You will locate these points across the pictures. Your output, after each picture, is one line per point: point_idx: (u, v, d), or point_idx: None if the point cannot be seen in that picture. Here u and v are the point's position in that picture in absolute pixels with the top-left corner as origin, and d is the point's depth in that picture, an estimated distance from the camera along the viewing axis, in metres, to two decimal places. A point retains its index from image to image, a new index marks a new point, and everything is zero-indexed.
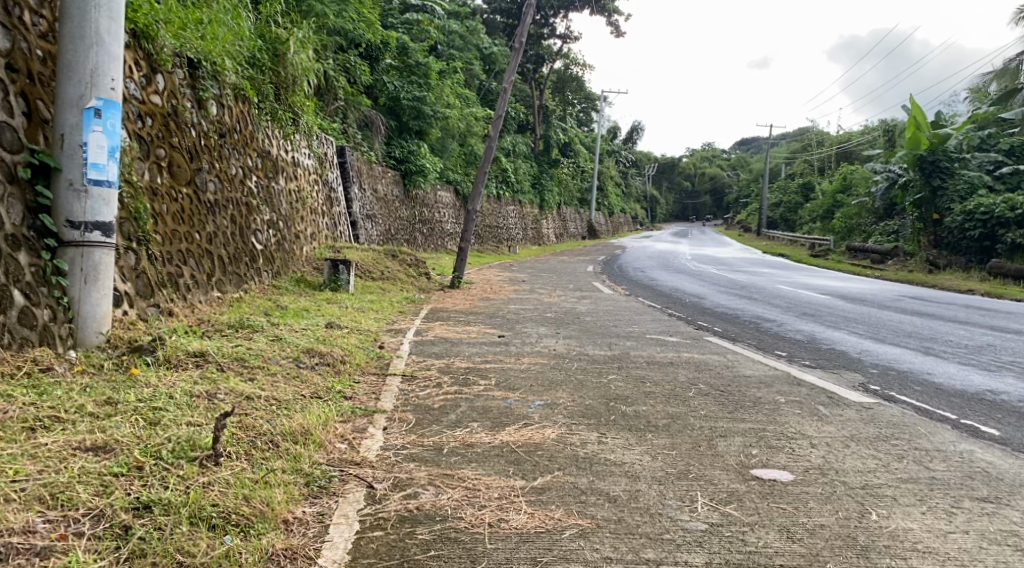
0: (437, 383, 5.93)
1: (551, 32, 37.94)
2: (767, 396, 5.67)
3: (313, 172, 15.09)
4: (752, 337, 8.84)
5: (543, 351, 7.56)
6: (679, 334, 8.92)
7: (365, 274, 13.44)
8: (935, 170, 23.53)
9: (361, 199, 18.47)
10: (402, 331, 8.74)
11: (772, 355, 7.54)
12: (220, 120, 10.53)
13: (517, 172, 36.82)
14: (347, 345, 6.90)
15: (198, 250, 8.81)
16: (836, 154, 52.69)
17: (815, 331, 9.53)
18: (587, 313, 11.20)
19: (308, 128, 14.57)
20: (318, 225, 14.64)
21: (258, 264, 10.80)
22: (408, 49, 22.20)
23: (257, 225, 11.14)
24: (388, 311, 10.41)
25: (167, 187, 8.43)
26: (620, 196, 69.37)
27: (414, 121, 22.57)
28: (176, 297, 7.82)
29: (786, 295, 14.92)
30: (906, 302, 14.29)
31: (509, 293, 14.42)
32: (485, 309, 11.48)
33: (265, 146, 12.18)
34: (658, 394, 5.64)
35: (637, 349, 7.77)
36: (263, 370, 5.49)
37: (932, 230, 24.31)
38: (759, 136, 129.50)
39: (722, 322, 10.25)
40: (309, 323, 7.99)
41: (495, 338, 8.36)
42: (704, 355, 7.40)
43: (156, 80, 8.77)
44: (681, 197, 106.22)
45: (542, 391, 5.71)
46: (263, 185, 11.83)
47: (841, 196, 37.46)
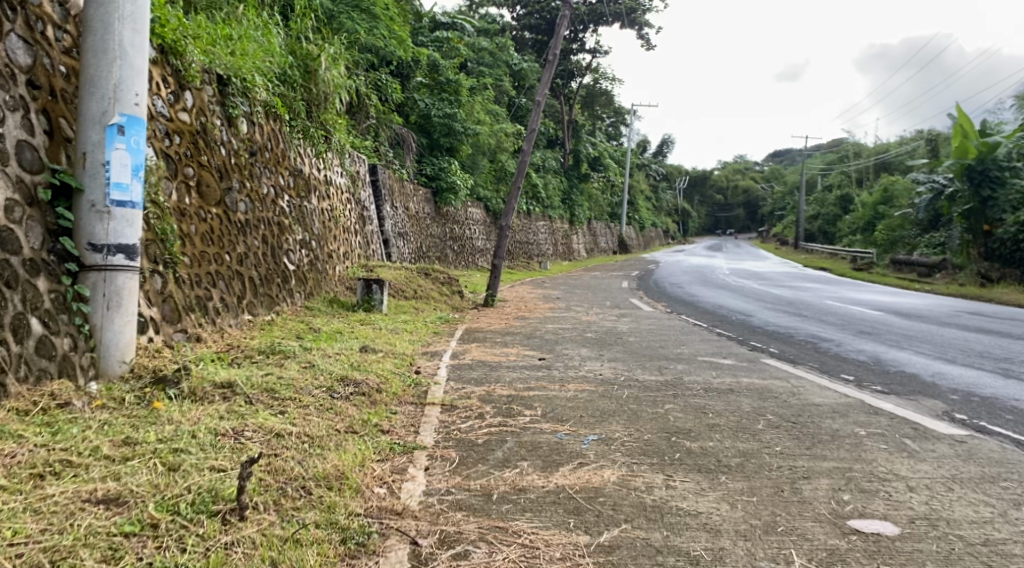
0: (480, 413, 5.49)
1: (580, 47, 37.69)
2: (844, 429, 5.15)
3: (345, 190, 14.82)
4: (811, 360, 8.29)
5: (589, 376, 7.10)
6: (733, 357, 8.39)
7: (398, 294, 13.07)
8: (983, 179, 22.69)
9: (393, 217, 18.19)
10: (439, 354, 8.33)
11: (838, 380, 7.02)
12: (251, 138, 10.27)
13: (547, 188, 36.45)
14: (383, 371, 6.49)
15: (228, 272, 8.50)
16: (874, 165, 51.58)
17: (877, 352, 8.95)
18: (630, 333, 10.71)
19: (340, 146, 14.31)
20: (350, 243, 14.35)
21: (291, 286, 10.50)
22: (439, 66, 22.02)
23: (289, 245, 10.84)
24: (423, 333, 10.00)
25: (196, 207, 8.14)
26: (650, 211, 68.73)
27: (445, 137, 22.28)
28: (205, 321, 7.51)
29: (837, 311, 14.28)
30: (964, 317, 13.59)
31: (546, 311, 13.97)
32: (523, 329, 11.05)
33: (297, 164, 11.91)
34: (724, 427, 5.16)
35: (690, 373, 7.28)
36: (294, 401, 5.10)
37: (981, 242, 23.44)
38: (791, 150, 128.11)
39: (776, 343, 9.70)
40: (342, 347, 7.61)
41: (536, 361, 7.90)
42: (765, 380, 6.89)
43: (184, 97, 8.51)
44: (712, 211, 105.16)
45: (594, 422, 5.25)
46: (295, 205, 11.55)
47: (881, 207, 36.52)
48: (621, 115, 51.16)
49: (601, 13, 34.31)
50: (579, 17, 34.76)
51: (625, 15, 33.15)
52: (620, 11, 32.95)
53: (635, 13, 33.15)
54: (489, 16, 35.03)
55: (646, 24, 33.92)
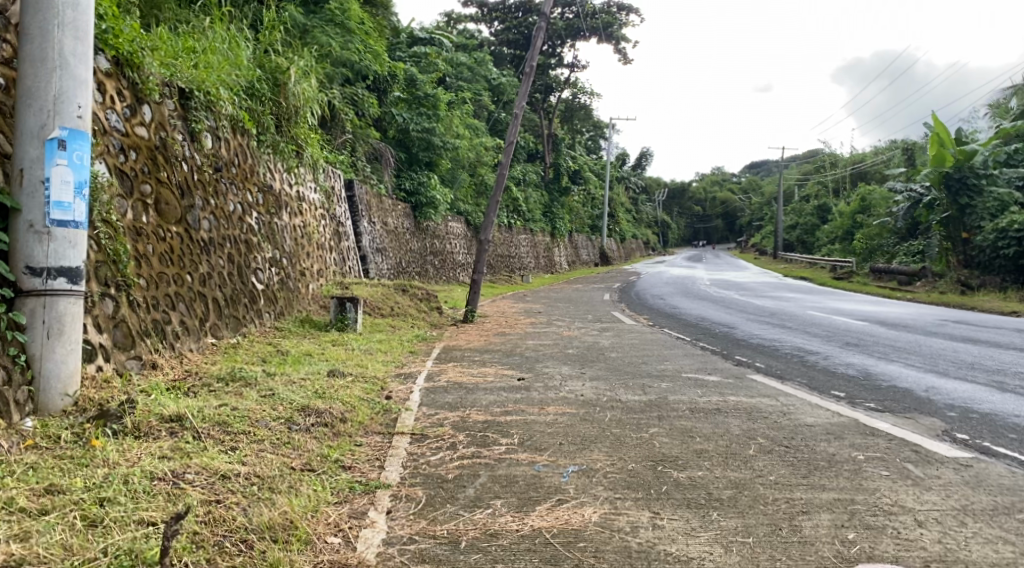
0: (452, 443, 5.10)
1: (559, 61, 37.56)
2: (842, 453, 4.80)
3: (319, 206, 14.41)
4: (801, 375, 7.98)
5: (571, 397, 6.73)
6: (719, 373, 8.05)
7: (374, 311, 12.66)
8: (962, 187, 22.64)
9: (370, 232, 17.77)
10: (412, 376, 7.94)
11: (829, 397, 6.72)
12: (216, 153, 9.86)
13: (528, 201, 36.18)
14: (350, 398, 6.06)
15: (190, 293, 8.08)
16: (852, 174, 51.77)
17: (867, 365, 8.66)
18: (613, 349, 10.36)
19: (312, 161, 13.91)
20: (324, 260, 13.92)
21: (260, 305, 10.08)
22: (417, 80, 21.64)
23: (257, 263, 10.42)
24: (398, 353, 9.60)
25: (154, 227, 7.71)
26: (631, 222, 68.77)
27: (423, 152, 21.93)
28: (163, 346, 7.08)
29: (823, 322, 14.01)
30: (950, 326, 13.37)
31: (526, 327, 13.61)
32: (502, 347, 10.65)
33: (266, 180, 11.50)
34: (713, 454, 4.80)
35: (676, 392, 6.94)
36: (248, 436, 4.71)
37: (961, 249, 23.38)
38: (769, 160, 129.24)
39: (763, 357, 9.39)
40: (309, 371, 7.20)
41: (515, 382, 7.50)
42: (754, 399, 6.55)
43: (142, 111, 8.10)
44: (692, 222, 105.58)
45: (574, 450, 4.87)
46: (264, 221, 11.14)
47: (860, 216, 36.53)
48: (600, 129, 51.06)
49: (578, 27, 34.20)
50: (556, 31, 34.61)
51: (602, 29, 33.06)
52: (598, 25, 32.86)
53: (612, 26, 33.05)
54: (466, 30, 34.80)
55: (624, 38, 33.85)
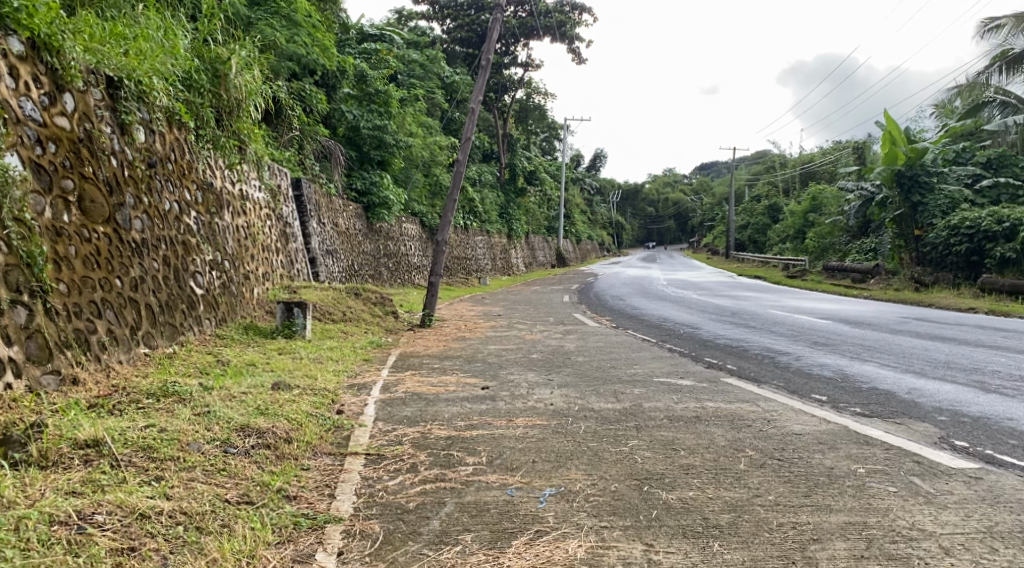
0: (413, 464, 4.54)
1: (512, 60, 37.11)
2: (840, 466, 4.38)
3: (264, 205, 13.69)
4: (776, 377, 7.62)
5: (540, 407, 6.24)
6: (692, 377, 7.63)
7: (324, 317, 11.99)
8: (914, 185, 22.82)
9: (321, 234, 17.07)
10: (366, 387, 7.34)
11: (810, 401, 6.37)
12: (149, 147, 9.14)
13: (483, 202, 35.66)
14: (296, 415, 5.45)
15: (119, 300, 7.37)
16: (801, 174, 52.44)
17: (841, 365, 8.35)
18: (578, 352, 9.89)
19: (256, 158, 13.20)
20: (270, 263, 13.21)
21: (199, 312, 9.37)
22: (367, 76, 20.78)
23: (196, 266, 9.70)
24: (350, 361, 8.99)
25: (77, 226, 7.02)
26: (585, 223, 68.80)
27: (375, 150, 21.27)
28: (87, 359, 6.41)
29: (787, 321, 13.76)
30: (912, 324, 13.23)
31: (486, 330, 13.07)
32: (461, 352, 10.11)
33: (205, 177, 10.79)
34: (702, 471, 4.34)
35: (650, 399, 6.50)
36: (177, 462, 4.11)
37: (913, 246, 23.55)
38: (719, 162, 131.42)
39: (733, 358, 9.04)
40: (251, 383, 6.56)
41: (477, 392, 6.96)
42: (735, 406, 6.14)
43: (63, 100, 7.41)
44: (645, 222, 106.41)
45: (549, 469, 4.37)
46: (204, 221, 10.42)
47: (812, 215, 36.80)
48: (554, 131, 50.72)
49: (531, 26, 33.78)
50: (509, 30, 34.16)
51: (556, 28, 32.75)
52: (551, 24, 32.56)
53: (566, 26, 32.80)
54: (418, 28, 34.15)
55: (577, 38, 33.61)
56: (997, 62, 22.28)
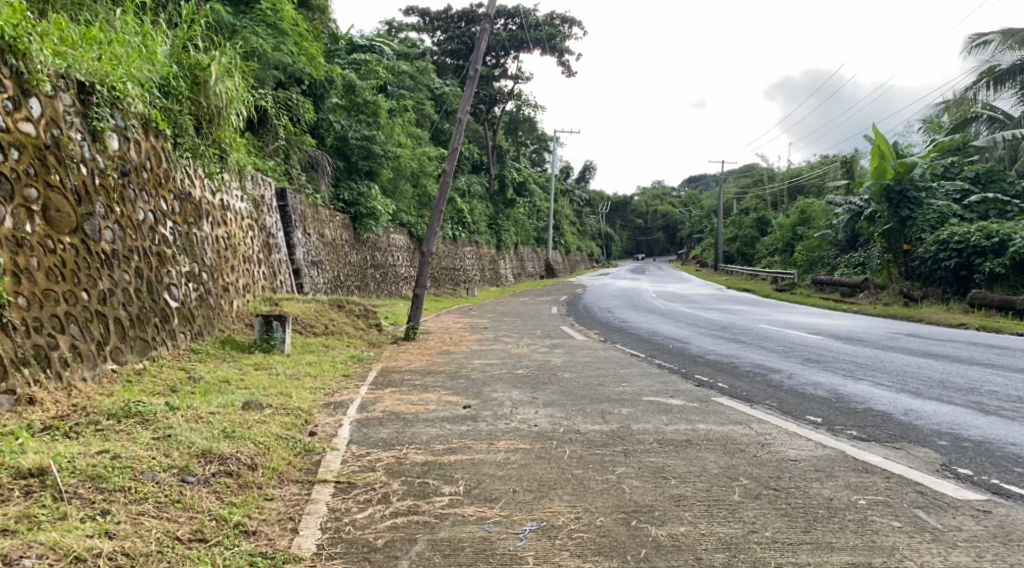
0: (386, 494, 4.26)
1: (502, 72, 36.95)
2: (838, 497, 4.12)
3: (246, 216, 13.38)
4: (769, 397, 7.37)
5: (523, 428, 5.97)
6: (682, 396, 7.37)
7: (305, 330, 11.67)
8: (903, 200, 22.73)
9: (305, 245, 16.75)
10: (344, 405, 7.04)
11: (804, 423, 6.12)
12: (123, 154, 8.83)
13: (472, 213, 35.43)
14: (265, 438, 5.17)
15: (85, 313, 7.04)
16: (789, 188, 52.52)
17: (834, 384, 8.11)
18: (565, 368, 9.62)
19: (237, 167, 12.91)
20: (252, 274, 12.88)
21: (173, 325, 9.04)
22: (356, 87, 20.64)
23: (171, 278, 9.37)
24: (329, 377, 8.68)
25: (40, 237, 6.73)
26: (575, 235, 68.66)
27: (363, 161, 21.00)
28: (46, 376, 6.14)
29: (778, 336, 13.51)
30: (904, 340, 13.03)
31: (472, 345, 12.78)
32: (445, 367, 9.82)
33: (183, 186, 10.49)
34: (694, 502, 4.08)
35: (638, 420, 6.25)
36: (126, 495, 3.84)
37: (902, 261, 23.44)
38: (708, 175, 132.15)
39: (724, 376, 8.79)
40: (220, 402, 6.26)
41: (458, 412, 6.67)
42: (726, 428, 5.89)
43: (29, 104, 7.13)
44: (635, 234, 106.54)
45: (530, 500, 4.11)
46: (181, 232, 10.11)
47: (801, 228, 36.72)
48: (544, 142, 50.62)
49: (522, 38, 33.66)
50: (499, 42, 34.04)
51: (546, 41, 32.67)
52: (541, 36, 32.46)
53: (555, 39, 32.75)
54: (408, 39, 34.00)
55: (567, 51, 33.56)
56: (984, 78, 22.24)
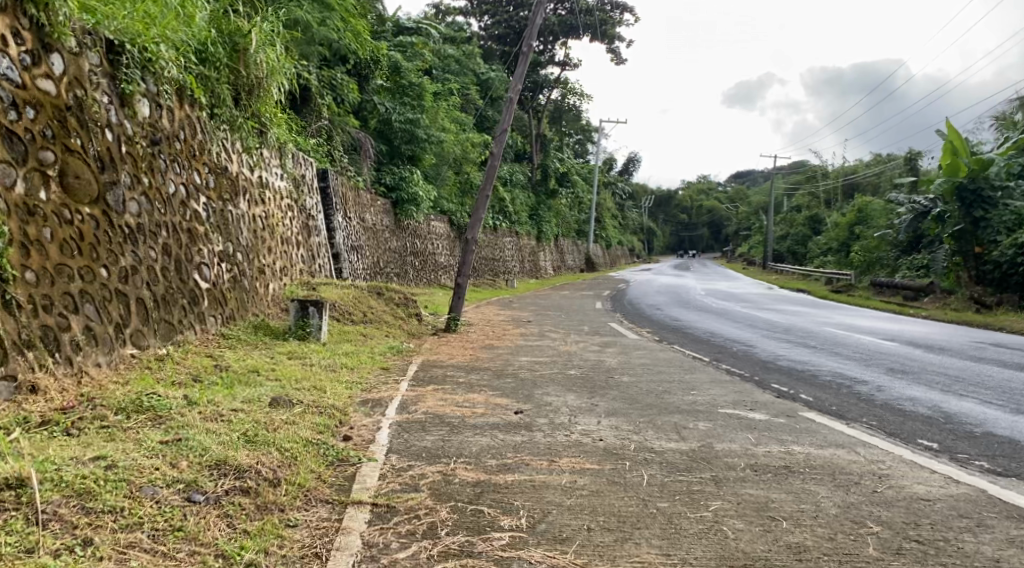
0: (432, 524, 3.54)
1: (550, 60, 35.94)
2: (1006, 558, 3.36)
3: (286, 196, 12.73)
4: (864, 415, 6.45)
5: (586, 443, 5.16)
6: (763, 410, 6.49)
7: (343, 317, 10.99)
8: (975, 200, 21.27)
9: (346, 228, 16.08)
10: (382, 404, 6.30)
11: (919, 449, 5.22)
12: (154, 123, 8.20)
13: (514, 203, 34.57)
14: (291, 444, 4.45)
15: (103, 292, 6.41)
16: (841, 187, 50.65)
17: (935, 401, 7.15)
18: (622, 370, 8.75)
19: (277, 143, 12.26)
20: (289, 257, 12.23)
21: (202, 308, 8.38)
22: (401, 68, 19.95)
23: (202, 256, 8.71)
24: (367, 370, 7.96)
25: (55, 206, 6.10)
26: (616, 229, 67.32)
27: (406, 145, 20.27)
28: (53, 361, 5.52)
29: (849, 342, 12.46)
30: (989, 351, 11.92)
31: (517, 339, 11.97)
32: (491, 363, 9.01)
33: (218, 160, 9.84)
34: (820, 557, 3.34)
35: (722, 438, 5.40)
36: (109, 523, 3.22)
37: (972, 265, 21.97)
38: (753, 173, 129.65)
39: (803, 386, 7.89)
40: (245, 398, 5.56)
41: (509, 419, 5.85)
42: (829, 454, 5.01)
43: (50, 60, 6.49)
44: (676, 230, 104.70)
45: (614, 545, 3.38)
46: (215, 208, 9.47)
47: (856, 228, 35.16)
48: (588, 133, 49.48)
49: (571, 25, 32.66)
50: (549, 28, 33.06)
51: (597, 27, 31.67)
52: (592, 23, 31.45)
53: (606, 26, 31.73)
54: (456, 24, 33.22)
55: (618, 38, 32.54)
56: None
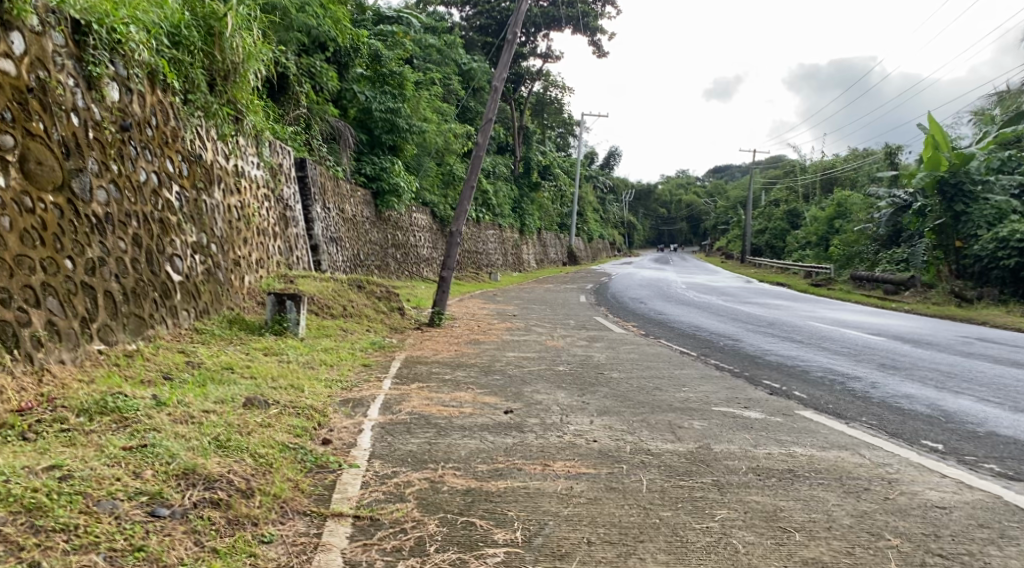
0: (420, 538, 3.38)
1: (532, 51, 35.60)
2: None
3: (262, 185, 12.36)
4: (862, 414, 6.27)
5: (579, 445, 4.91)
6: (759, 408, 6.29)
7: (322, 311, 10.67)
8: (957, 194, 21.24)
9: (325, 219, 15.72)
10: (364, 403, 6.02)
11: (924, 451, 5.03)
12: (125, 107, 7.84)
13: (496, 195, 34.22)
14: (268, 449, 4.18)
15: (68, 285, 6.07)
16: (820, 181, 50.79)
17: (932, 399, 6.99)
18: (611, 366, 8.52)
19: (254, 131, 11.87)
20: (266, 249, 11.87)
21: (175, 302, 8.04)
22: (382, 56, 19.56)
23: (174, 248, 8.36)
24: (348, 367, 7.67)
25: (13, 192, 5.74)
26: (597, 222, 67.16)
27: (387, 135, 19.87)
28: (11, 359, 5.18)
29: (837, 337, 12.32)
30: (977, 346, 11.83)
31: (502, 333, 11.71)
32: (476, 360, 8.74)
33: (191, 147, 9.46)
34: None
35: (720, 439, 5.17)
36: (63, 546, 2.96)
37: (953, 259, 21.99)
38: (732, 168, 130.19)
39: (796, 383, 7.71)
40: (219, 398, 5.26)
41: (498, 419, 5.59)
42: (831, 456, 4.80)
43: (10, 39, 6.12)
44: (656, 224, 104.83)
45: None
46: (188, 198, 9.10)
47: (836, 222, 35.20)
48: (570, 126, 49.21)
49: (553, 15, 32.34)
50: (531, 19, 32.66)
51: (578, 19, 31.33)
52: (575, 14, 31.14)
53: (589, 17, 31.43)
54: (437, 14, 32.74)
55: (600, 30, 32.24)
56: None
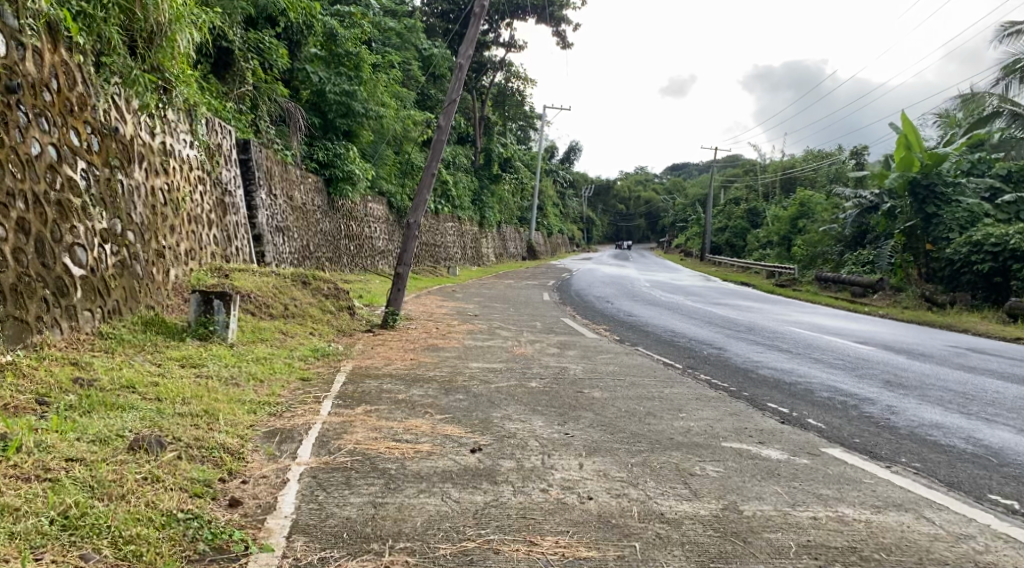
0: None
1: (495, 40, 34.25)
2: None
3: (196, 167, 10.95)
4: (902, 453, 5.22)
5: (568, 507, 3.74)
6: (778, 445, 5.20)
7: (258, 310, 9.36)
8: (929, 196, 20.56)
9: (269, 207, 14.29)
10: (293, 438, 4.78)
11: (1008, 518, 3.95)
12: (11, 64, 6.45)
13: (456, 186, 32.89)
14: (128, 532, 3.21)
15: None
16: (779, 181, 50.34)
17: (970, 430, 5.99)
18: (590, 382, 7.38)
19: (186, 104, 10.46)
20: (198, 238, 10.47)
21: (76, 300, 6.68)
22: (337, 35, 18.10)
23: (77, 235, 6.98)
24: (280, 383, 6.39)
25: None
26: (557, 217, 66.29)
27: (342, 119, 18.43)
28: None
29: (827, 346, 11.35)
30: (975, 358, 10.97)
31: (463, 338, 10.49)
32: (435, 373, 7.52)
33: (105, 118, 8.07)
34: None
35: (746, 494, 4.07)
36: None
37: (922, 262, 21.33)
38: (688, 165, 131.14)
39: (806, 407, 6.67)
40: (98, 434, 4.01)
41: (463, 463, 4.40)
42: (895, 523, 3.75)
43: None
44: (615, 220, 104.33)
45: None
46: (99, 177, 7.72)
47: (798, 222, 34.65)
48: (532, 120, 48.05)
49: (518, 4, 31.04)
50: (495, 6, 31.33)
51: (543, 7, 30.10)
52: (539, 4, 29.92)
53: (554, 6, 30.24)
54: None
55: (565, 21, 31.04)
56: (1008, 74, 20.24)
